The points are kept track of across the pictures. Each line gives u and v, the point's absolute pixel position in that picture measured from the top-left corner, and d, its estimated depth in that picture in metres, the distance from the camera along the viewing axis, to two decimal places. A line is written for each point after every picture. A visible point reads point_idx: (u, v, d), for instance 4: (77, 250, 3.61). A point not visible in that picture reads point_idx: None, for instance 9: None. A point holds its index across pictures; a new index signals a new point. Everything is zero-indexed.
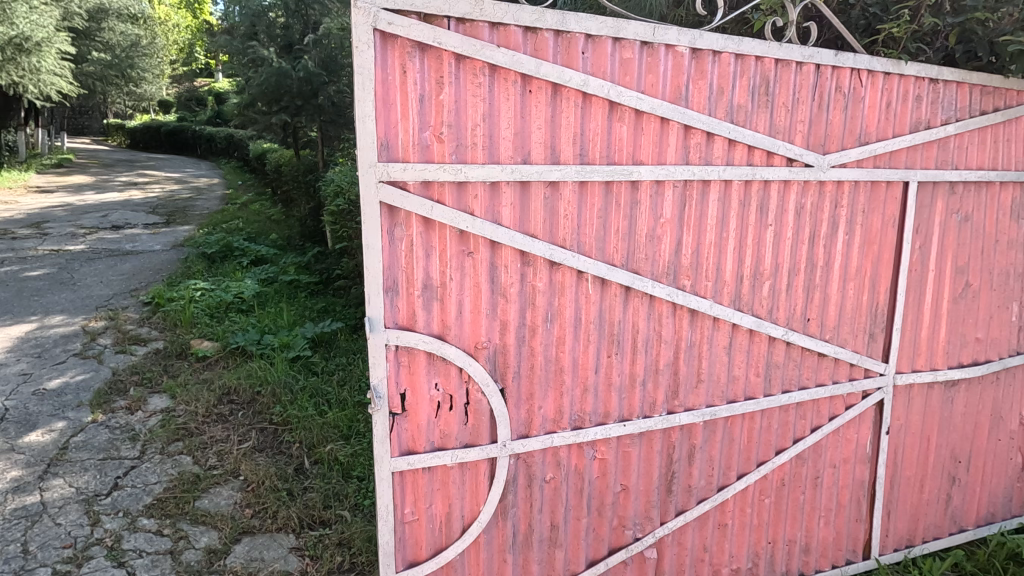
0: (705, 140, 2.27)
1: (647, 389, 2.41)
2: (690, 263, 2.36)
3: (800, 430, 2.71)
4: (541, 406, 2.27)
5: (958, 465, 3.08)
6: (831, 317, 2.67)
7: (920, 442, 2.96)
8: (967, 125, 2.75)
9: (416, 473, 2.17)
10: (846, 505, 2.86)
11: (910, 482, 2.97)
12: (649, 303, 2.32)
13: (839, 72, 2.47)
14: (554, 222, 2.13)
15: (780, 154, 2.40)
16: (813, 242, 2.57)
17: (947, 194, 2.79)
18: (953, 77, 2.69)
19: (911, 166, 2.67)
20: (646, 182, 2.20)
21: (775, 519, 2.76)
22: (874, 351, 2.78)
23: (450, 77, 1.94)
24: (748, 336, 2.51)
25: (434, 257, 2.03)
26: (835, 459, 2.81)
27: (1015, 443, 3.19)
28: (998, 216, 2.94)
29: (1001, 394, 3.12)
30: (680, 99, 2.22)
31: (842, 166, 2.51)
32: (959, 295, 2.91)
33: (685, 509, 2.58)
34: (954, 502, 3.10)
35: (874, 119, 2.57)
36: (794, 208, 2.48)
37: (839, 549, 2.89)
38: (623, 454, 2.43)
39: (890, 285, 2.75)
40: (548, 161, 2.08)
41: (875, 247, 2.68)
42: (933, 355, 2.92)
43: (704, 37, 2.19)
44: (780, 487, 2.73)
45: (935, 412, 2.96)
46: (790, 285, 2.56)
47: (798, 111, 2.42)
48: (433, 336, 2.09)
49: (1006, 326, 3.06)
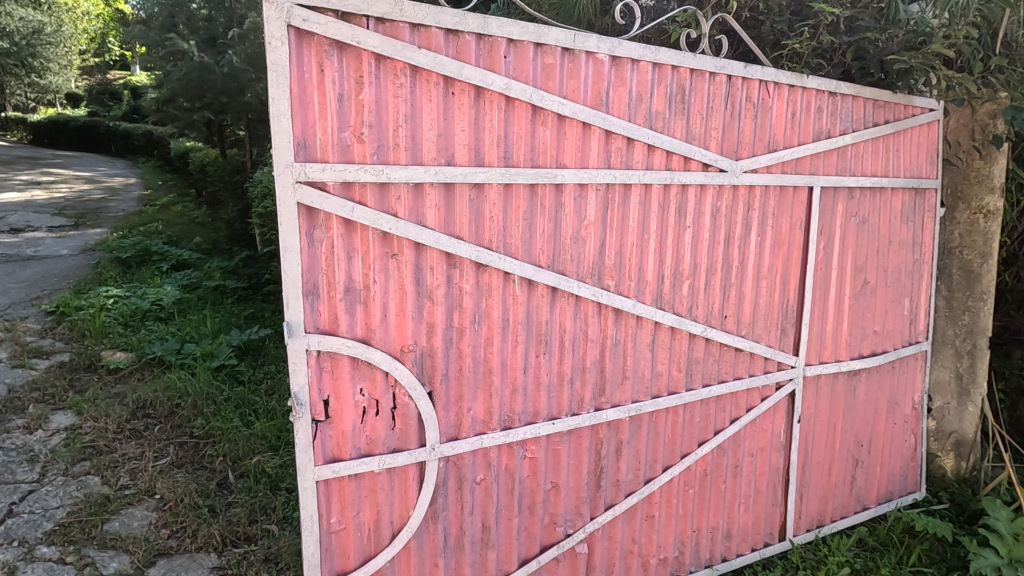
0: (625, 145, 2.35)
1: (575, 388, 2.46)
2: (613, 264, 2.43)
3: (720, 422, 2.85)
4: (470, 408, 2.27)
5: (861, 448, 3.34)
6: (746, 314, 2.83)
7: (828, 429, 3.18)
8: (862, 135, 2.99)
9: (342, 480, 2.12)
10: (763, 491, 3.04)
11: (820, 466, 3.20)
12: (575, 302, 2.37)
13: (749, 83, 2.63)
14: (479, 225, 2.14)
15: (696, 160, 2.52)
16: (729, 242, 2.71)
17: (847, 199, 3.02)
18: (850, 92, 2.92)
19: (814, 173, 2.88)
20: (570, 185, 2.26)
21: (699, 508, 2.88)
22: (786, 345, 2.97)
23: (370, 77, 1.91)
24: (670, 334, 2.62)
25: (357, 260, 2.00)
26: (752, 448, 2.97)
27: (909, 426, 3.51)
28: (891, 220, 3.22)
29: (897, 381, 3.42)
30: (601, 104, 2.28)
31: (753, 171, 2.67)
32: (859, 292, 3.16)
33: (614, 504, 2.66)
34: (858, 483, 3.36)
35: (781, 129, 2.75)
36: (710, 211, 2.62)
37: (758, 533, 3.07)
38: (553, 452, 2.47)
39: (798, 283, 2.95)
40: (472, 163, 2.08)
41: (784, 248, 2.87)
42: (838, 348, 3.14)
43: (623, 45, 2.27)
44: (702, 477, 2.86)
45: (841, 399, 3.19)
46: (708, 284, 2.69)
47: (712, 119, 2.55)
48: (357, 340, 2.04)
49: (899, 320, 3.36)
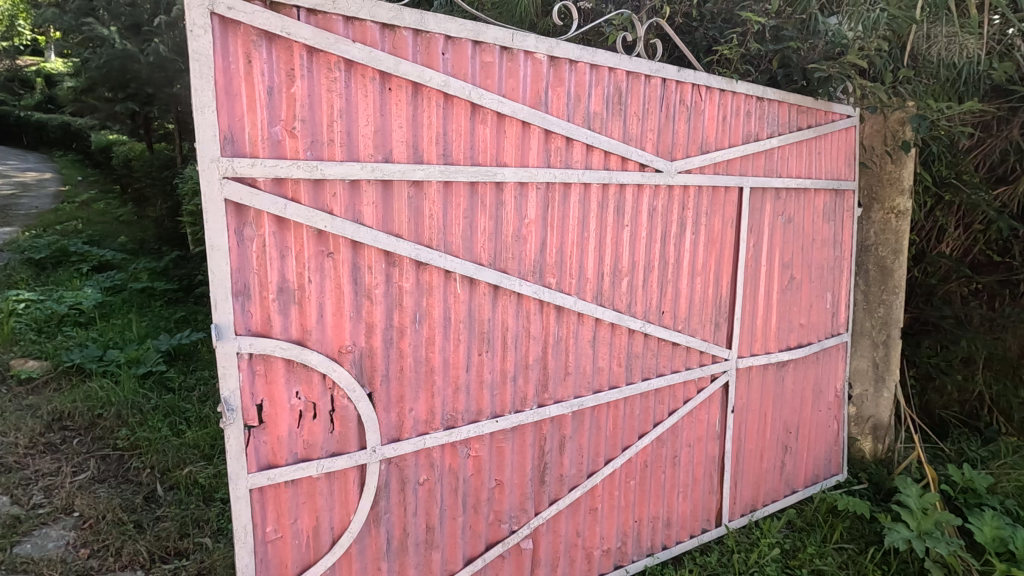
0: (565, 144, 2.38)
1: (518, 385, 2.48)
2: (554, 262, 2.46)
3: (659, 414, 2.94)
4: (412, 408, 2.25)
5: (790, 435, 3.53)
6: (682, 309, 2.93)
7: (759, 417, 3.35)
8: (787, 138, 3.16)
9: (278, 487, 2.05)
10: (700, 480, 3.16)
11: (752, 454, 3.36)
12: (517, 300, 2.39)
13: (682, 87, 2.73)
14: (419, 223, 2.11)
15: (633, 160, 2.59)
16: (665, 240, 2.80)
17: (774, 199, 3.19)
18: (776, 97, 3.08)
19: (744, 174, 3.02)
20: (510, 183, 2.27)
21: (640, 499, 2.97)
22: (719, 338, 3.10)
23: (302, 70, 1.85)
24: (610, 330, 2.69)
25: (291, 258, 1.93)
26: (690, 439, 3.08)
27: (832, 412, 3.74)
28: (814, 219, 3.42)
29: (822, 371, 3.64)
30: (540, 104, 2.31)
31: (687, 172, 2.77)
32: (786, 287, 3.34)
33: (558, 498, 2.69)
34: (787, 468, 3.55)
35: (712, 131, 2.86)
36: (647, 210, 2.69)
37: (696, 520, 3.20)
38: (497, 450, 2.48)
39: (730, 280, 3.09)
40: (410, 160, 2.06)
41: (716, 245, 3.00)
42: (767, 340, 3.31)
43: (561, 46, 2.30)
44: (643, 468, 2.94)
45: (771, 389, 3.37)
46: (646, 281, 2.77)
47: (648, 121, 2.63)
48: (292, 342, 1.98)
49: (823, 313, 3.57)
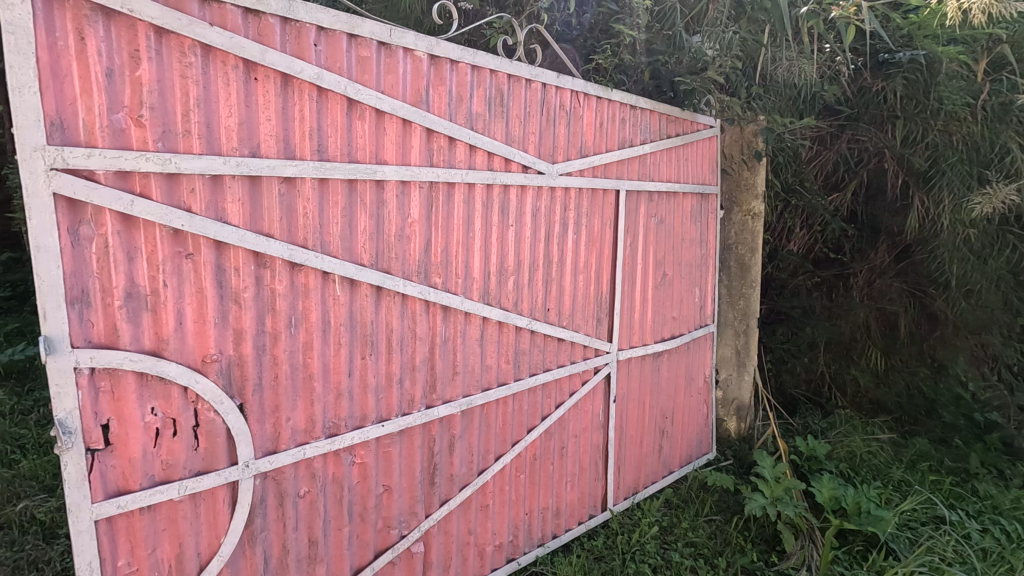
0: (448, 144, 2.39)
1: (405, 387, 2.44)
2: (440, 262, 2.45)
3: (546, 408, 3.04)
4: (289, 418, 2.12)
5: (666, 420, 3.80)
6: (566, 306, 3.05)
7: (639, 406, 3.57)
8: (658, 145, 3.40)
9: (132, 515, 1.84)
10: (587, 468, 3.31)
11: (633, 440, 3.58)
12: (401, 301, 2.35)
13: (562, 92, 2.84)
14: (292, 222, 2.01)
15: (516, 162, 2.65)
16: (548, 240, 2.90)
17: (648, 201, 3.42)
18: (647, 107, 3.31)
19: (621, 177, 3.21)
20: (391, 181, 2.22)
21: (530, 492, 3.04)
22: (601, 333, 3.27)
23: (149, 53, 1.68)
24: (498, 328, 2.73)
25: (141, 260, 1.75)
26: (576, 430, 3.22)
27: (702, 397, 4.09)
28: (683, 220, 3.72)
29: (692, 359, 3.96)
30: (421, 102, 2.29)
31: (567, 174, 2.89)
32: (660, 283, 3.60)
33: (449, 498, 2.69)
34: (664, 451, 3.82)
35: (591, 136, 3.01)
36: (530, 210, 2.77)
37: (583, 507, 3.34)
38: (384, 455, 2.42)
39: (610, 277, 3.27)
40: (281, 155, 1.95)
41: (596, 245, 3.15)
42: (644, 333, 3.54)
43: (441, 45, 2.31)
44: (532, 462, 3.02)
45: (648, 378, 3.61)
46: (531, 279, 2.85)
47: (529, 124, 2.71)
48: (146, 353, 1.79)
49: (692, 307, 3.90)
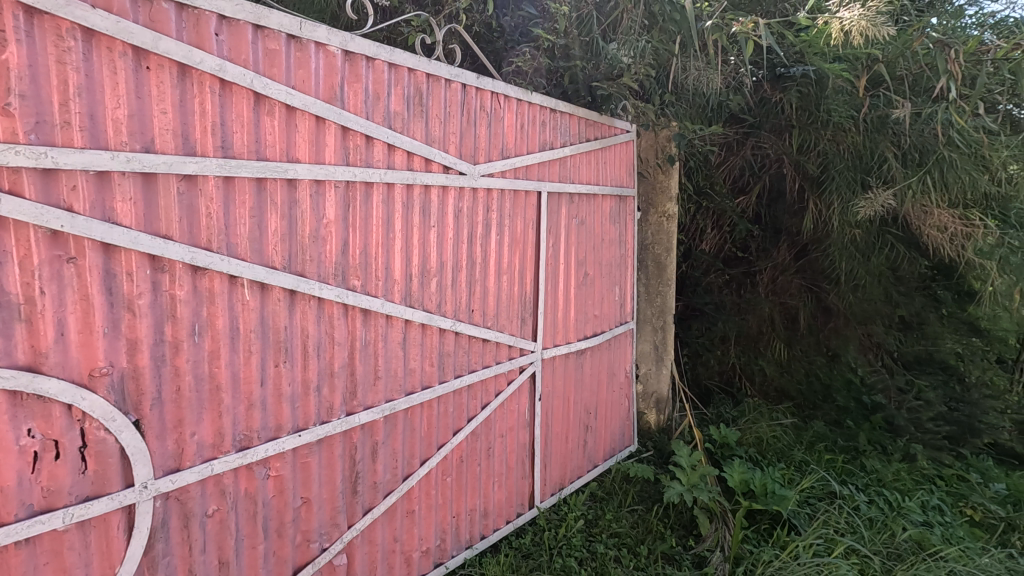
0: (364, 142, 2.32)
1: (323, 394, 2.35)
2: (359, 264, 2.38)
3: (472, 410, 3.03)
4: (194, 432, 1.98)
5: (590, 416, 3.91)
6: (490, 307, 3.05)
7: (563, 403, 3.65)
8: (577, 148, 3.49)
9: (6, 551, 1.64)
10: (514, 467, 3.34)
11: (559, 436, 3.65)
12: (317, 305, 2.26)
13: (482, 93, 2.85)
14: (194, 222, 1.88)
15: (436, 162, 2.63)
16: (471, 242, 2.90)
17: (569, 203, 3.50)
18: (566, 111, 3.39)
19: (542, 179, 3.26)
20: (304, 180, 2.14)
21: (457, 495, 3.02)
22: (526, 332, 3.31)
23: (18, 34, 1.51)
24: (421, 330, 2.69)
25: (12, 265, 1.57)
26: (502, 429, 3.23)
27: (623, 391, 4.24)
28: (602, 221, 3.83)
29: (614, 355, 4.10)
30: (335, 99, 2.22)
31: (489, 175, 2.90)
32: (582, 283, 3.69)
33: (373, 507, 2.62)
34: (589, 446, 3.92)
35: (512, 138, 3.04)
36: (452, 211, 2.75)
37: (511, 506, 3.37)
38: (302, 466, 2.32)
39: (533, 277, 3.31)
40: (179, 151, 1.82)
41: (519, 246, 3.19)
42: (567, 332, 3.62)
43: (356, 41, 2.25)
44: (458, 464, 3.00)
45: (572, 375, 3.69)
46: (455, 281, 2.83)
47: (450, 124, 2.69)
48: (19, 368, 1.60)
49: (612, 305, 4.03)
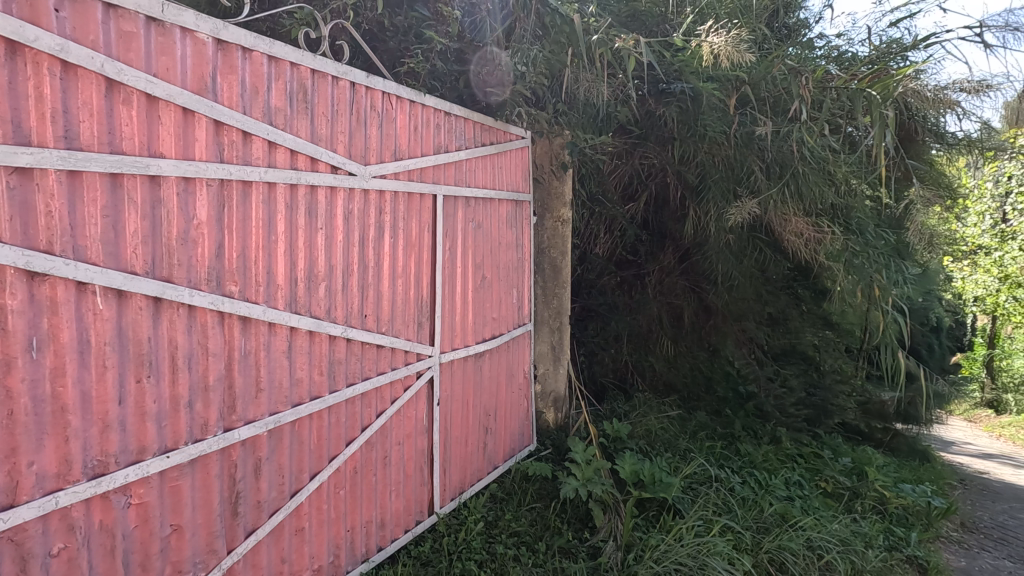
0: (241, 138, 2.19)
1: (196, 411, 2.16)
2: (236, 269, 2.22)
3: (367, 418, 2.94)
4: (33, 462, 1.74)
5: (490, 418, 3.93)
6: (384, 312, 2.98)
7: (462, 406, 3.64)
8: (473, 152, 3.52)
9: None
10: (412, 475, 3.28)
11: (458, 440, 3.63)
12: (188, 313, 2.08)
13: (372, 93, 2.79)
14: (30, 222, 1.65)
15: (323, 161, 2.53)
16: (363, 244, 2.81)
17: (465, 206, 3.52)
18: (461, 114, 3.40)
19: (437, 182, 3.25)
20: (170, 177, 1.96)
21: (352, 507, 2.90)
22: (422, 337, 3.26)
23: None
24: (308, 338, 2.56)
25: None
26: (399, 437, 3.16)
27: (522, 392, 4.32)
28: (499, 225, 3.88)
29: (512, 357, 4.17)
30: (205, 90, 2.06)
31: (381, 177, 2.84)
32: (479, 286, 3.72)
33: (256, 528, 2.44)
34: (488, 448, 3.93)
35: (404, 140, 2.99)
36: (342, 213, 2.66)
37: (410, 514, 3.30)
38: (171, 491, 2.11)
39: (430, 281, 3.28)
40: (10, 139, 1.59)
41: (414, 249, 3.14)
42: (466, 335, 3.62)
43: (228, 29, 2.11)
44: (352, 475, 2.89)
45: (471, 378, 3.70)
46: (345, 285, 2.73)
47: (338, 123, 2.61)
48: None
49: (510, 307, 4.10)
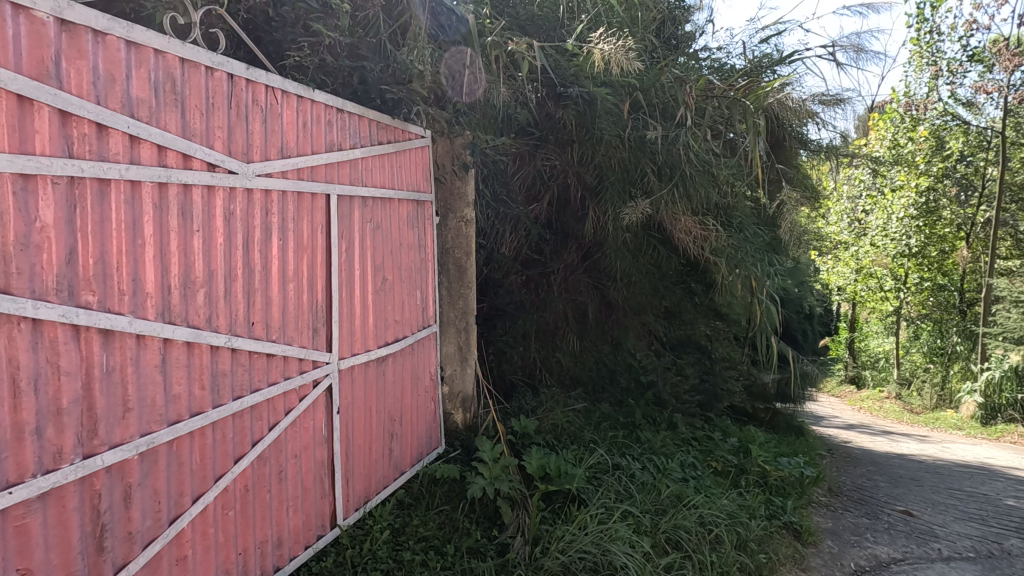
0: (95, 131, 1.97)
1: (47, 437, 1.92)
2: (94, 276, 2.00)
3: (258, 432, 2.76)
4: None
5: (395, 423, 3.83)
6: (275, 319, 2.81)
7: (365, 412, 3.52)
8: (369, 150, 3.41)
9: None
10: (311, 488, 3.12)
11: (361, 448, 3.50)
12: (32, 328, 1.84)
13: (254, 86, 2.63)
14: None
15: (197, 158, 2.34)
16: (248, 247, 2.63)
17: (361, 206, 3.41)
18: (355, 111, 3.29)
19: (330, 181, 3.12)
20: (4, 175, 1.73)
21: (243, 528, 2.71)
22: (319, 343, 3.11)
23: None
24: (186, 350, 2.36)
25: None
26: (295, 449, 3.00)
27: (429, 394, 4.25)
28: (399, 226, 3.80)
29: (417, 359, 4.10)
30: (48, 77, 1.84)
31: (266, 175, 2.68)
32: (380, 288, 3.62)
33: (128, 562, 2.21)
34: (395, 453, 3.82)
35: (293, 136, 2.84)
36: (222, 215, 2.48)
37: (309, 530, 3.14)
38: (17, 530, 1.86)
39: (325, 285, 3.14)
40: None
41: (307, 251, 2.99)
42: (367, 339, 3.51)
43: (75, 9, 1.90)
44: (243, 494, 2.70)
45: (373, 383, 3.59)
46: (229, 291, 2.54)
47: (214, 117, 2.43)
48: None
49: (414, 309, 4.03)
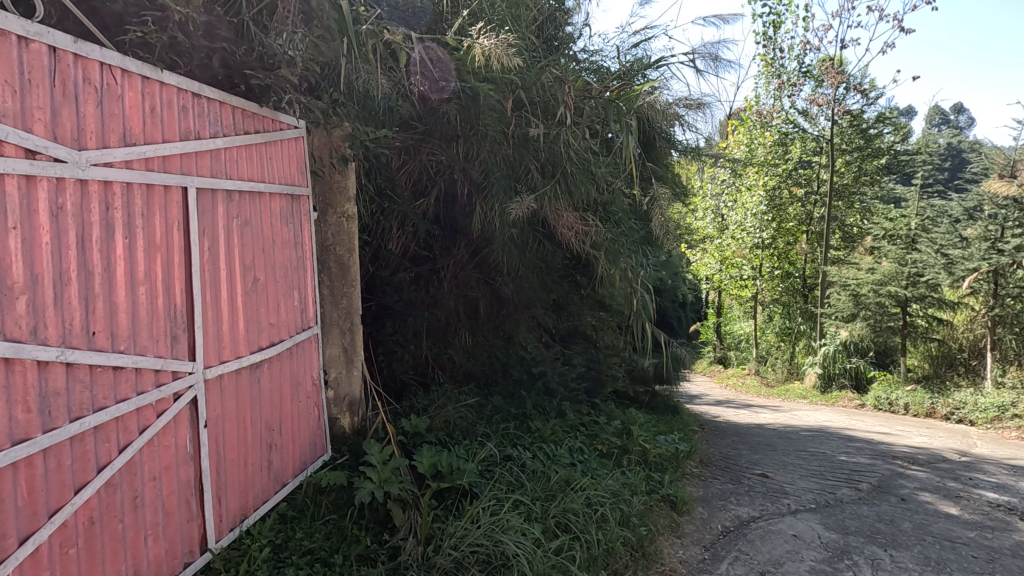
0: None
1: None
2: None
3: (105, 455, 2.44)
4: None
5: (273, 432, 3.57)
6: (122, 327, 2.49)
7: (237, 424, 3.25)
8: (233, 140, 3.13)
9: None
10: (174, 511, 2.82)
11: (234, 463, 3.23)
12: None
13: (85, 63, 2.30)
14: None
15: (10, 143, 2.00)
16: (84, 246, 2.30)
17: (225, 200, 3.12)
18: (214, 97, 3.00)
19: (186, 173, 2.83)
20: None
21: (89, 566, 2.39)
22: (179, 352, 2.81)
23: None
24: (3, 367, 2.02)
25: None
26: (153, 471, 2.69)
27: (311, 399, 4.02)
28: (272, 222, 3.54)
29: (296, 363, 3.85)
30: None
31: (105, 165, 2.36)
32: (251, 289, 3.35)
33: None
34: (274, 465, 3.56)
35: (137, 122, 2.53)
36: (47, 209, 2.14)
37: (174, 558, 2.83)
38: None
39: (185, 287, 2.85)
40: None
41: (160, 251, 2.68)
42: (237, 345, 3.24)
43: None
44: (88, 527, 2.37)
45: (246, 392, 3.32)
46: (60, 298, 2.21)
47: (33, 96, 2.10)
48: None
49: (291, 310, 3.78)
